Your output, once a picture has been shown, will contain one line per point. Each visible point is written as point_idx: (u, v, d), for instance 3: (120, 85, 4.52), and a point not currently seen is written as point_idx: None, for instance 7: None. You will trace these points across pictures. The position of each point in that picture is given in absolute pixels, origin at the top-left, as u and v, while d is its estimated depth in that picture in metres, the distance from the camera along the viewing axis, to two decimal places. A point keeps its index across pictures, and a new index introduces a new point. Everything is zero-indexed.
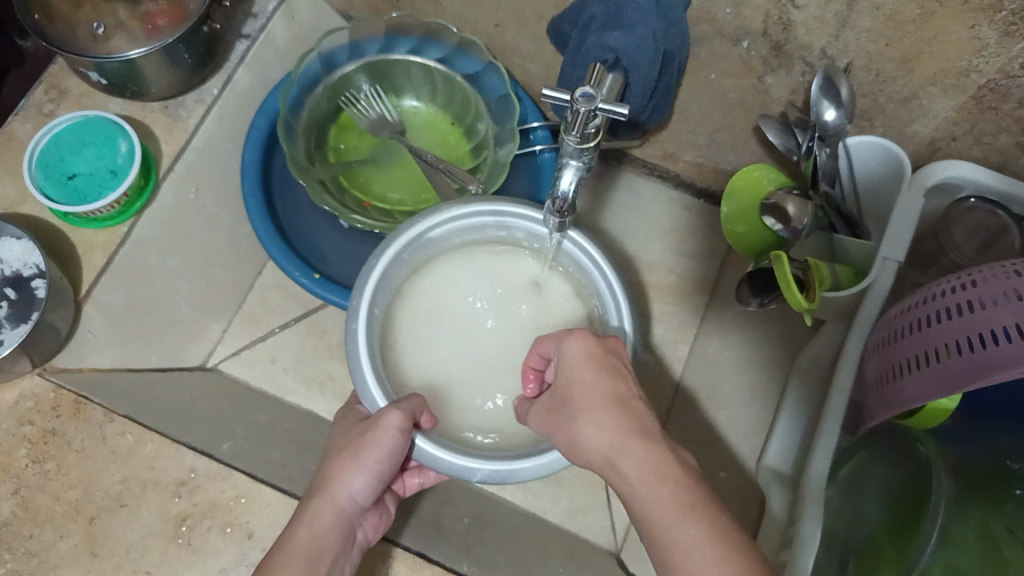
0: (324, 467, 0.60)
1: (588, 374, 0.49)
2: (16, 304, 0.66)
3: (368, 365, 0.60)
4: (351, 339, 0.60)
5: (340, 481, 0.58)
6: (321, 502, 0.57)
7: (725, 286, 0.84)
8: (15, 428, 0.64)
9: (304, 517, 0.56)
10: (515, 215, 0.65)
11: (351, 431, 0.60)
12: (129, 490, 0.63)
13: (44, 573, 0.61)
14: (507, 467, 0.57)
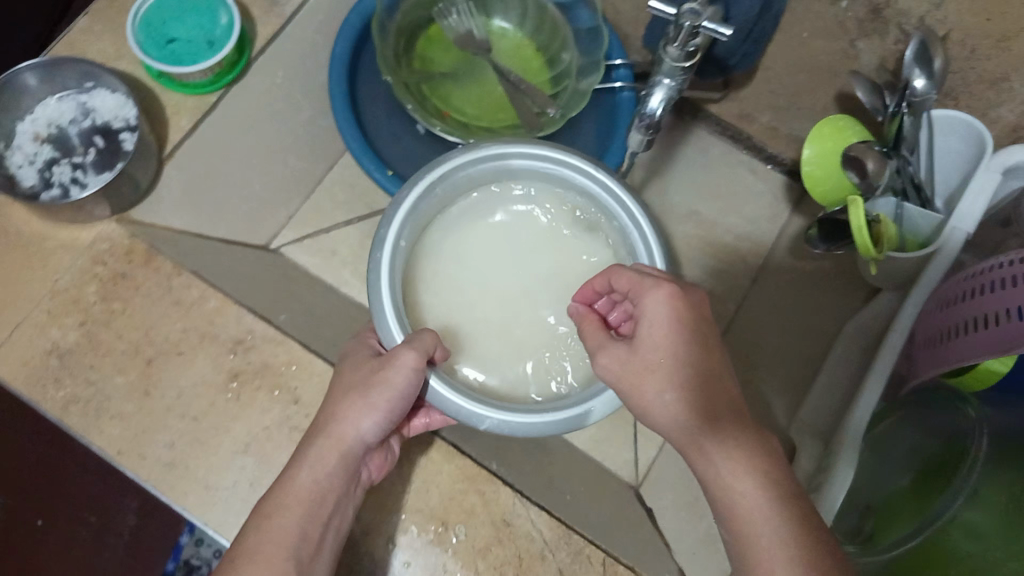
0: (328, 402, 0.61)
1: (642, 361, 0.51)
2: (103, 153, 0.69)
3: (387, 296, 0.61)
4: (372, 265, 0.61)
5: (348, 421, 0.59)
6: (319, 444, 0.59)
7: (780, 251, 0.84)
8: (87, 266, 0.66)
9: (309, 458, 0.58)
10: (554, 163, 0.65)
11: (362, 366, 0.61)
12: (187, 339, 0.66)
13: (100, 401, 0.64)
14: (517, 419, 0.59)
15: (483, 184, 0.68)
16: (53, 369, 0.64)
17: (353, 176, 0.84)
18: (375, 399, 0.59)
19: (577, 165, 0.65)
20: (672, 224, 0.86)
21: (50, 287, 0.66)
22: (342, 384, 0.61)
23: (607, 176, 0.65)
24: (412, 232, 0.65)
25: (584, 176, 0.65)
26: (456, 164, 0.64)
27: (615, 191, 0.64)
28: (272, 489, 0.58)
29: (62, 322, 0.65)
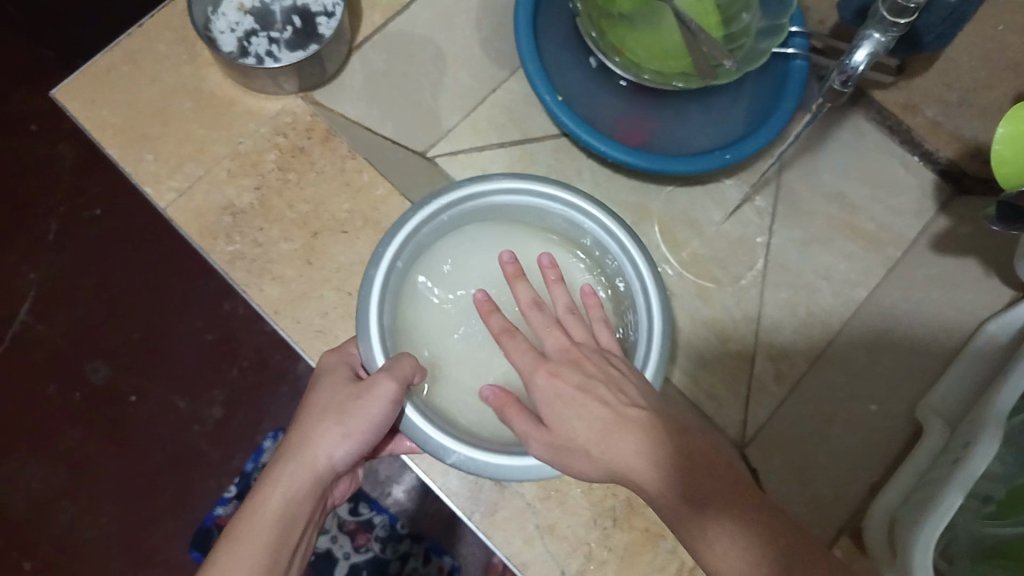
0: (297, 427, 0.56)
1: (611, 401, 0.51)
2: (298, 33, 0.72)
3: (374, 315, 0.59)
4: (367, 281, 0.60)
5: (319, 445, 0.54)
6: (287, 464, 0.54)
7: (921, 246, 0.82)
8: (269, 136, 0.70)
9: (277, 482, 0.53)
10: (546, 196, 0.64)
11: (334, 394, 0.56)
12: (352, 220, 0.69)
13: (264, 263, 0.67)
14: (483, 458, 0.57)
15: (495, 216, 0.67)
16: (224, 225, 0.68)
17: (512, 100, 0.83)
18: (353, 410, 0.55)
19: (586, 208, 0.63)
20: (813, 203, 0.84)
21: (233, 149, 0.69)
22: (307, 405, 0.57)
23: (593, 207, 0.63)
24: (411, 254, 0.63)
25: (593, 220, 0.63)
26: (472, 201, 0.64)
27: (621, 240, 0.62)
28: (243, 515, 0.52)
29: (239, 183, 0.69)
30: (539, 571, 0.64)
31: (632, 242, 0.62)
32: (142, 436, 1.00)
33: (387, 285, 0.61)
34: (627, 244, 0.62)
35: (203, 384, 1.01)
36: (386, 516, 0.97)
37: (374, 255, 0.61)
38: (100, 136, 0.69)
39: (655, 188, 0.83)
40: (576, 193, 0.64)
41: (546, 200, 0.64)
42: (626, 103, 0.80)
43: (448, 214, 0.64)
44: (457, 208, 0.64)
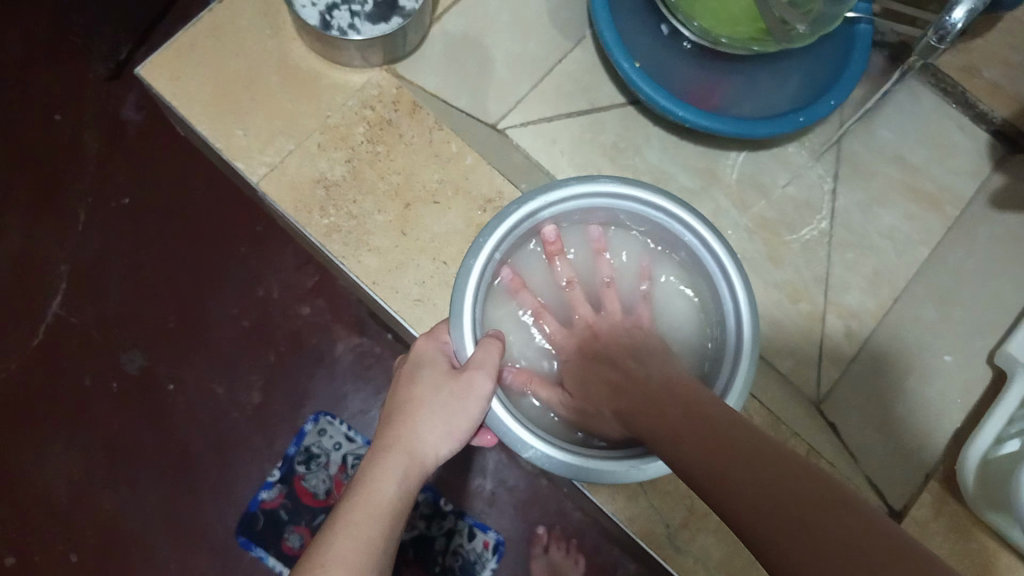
0: (400, 417, 0.58)
1: (621, 369, 0.60)
2: (380, 6, 0.72)
3: (469, 306, 0.59)
4: (465, 272, 0.59)
5: (425, 438, 0.56)
6: (395, 455, 0.56)
7: (979, 205, 0.85)
8: (357, 109, 0.71)
9: (387, 472, 0.55)
10: (652, 205, 0.63)
11: (437, 386, 0.57)
12: (443, 191, 0.70)
13: (360, 235, 0.68)
14: (560, 457, 0.57)
15: (593, 213, 0.66)
16: (318, 198, 0.68)
17: (577, 69, 0.83)
18: (455, 407, 0.56)
19: (691, 220, 0.62)
20: (874, 164, 0.86)
21: (323, 123, 0.70)
22: (409, 399, 0.58)
23: (700, 224, 0.62)
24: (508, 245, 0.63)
25: (696, 234, 0.62)
26: (577, 198, 0.63)
27: (723, 264, 0.61)
28: (353, 502, 0.53)
29: (331, 156, 0.69)
30: (642, 525, 0.66)
31: (730, 265, 0.61)
32: (184, 419, 1.00)
33: (483, 276, 0.61)
34: (728, 268, 0.61)
35: (244, 367, 1.02)
36: (430, 493, 1.01)
37: (475, 244, 0.61)
38: (188, 113, 0.70)
39: (724, 153, 0.85)
40: (682, 204, 0.62)
41: (654, 210, 0.63)
42: (697, 67, 0.81)
43: (552, 209, 0.63)
44: (562, 202, 0.63)
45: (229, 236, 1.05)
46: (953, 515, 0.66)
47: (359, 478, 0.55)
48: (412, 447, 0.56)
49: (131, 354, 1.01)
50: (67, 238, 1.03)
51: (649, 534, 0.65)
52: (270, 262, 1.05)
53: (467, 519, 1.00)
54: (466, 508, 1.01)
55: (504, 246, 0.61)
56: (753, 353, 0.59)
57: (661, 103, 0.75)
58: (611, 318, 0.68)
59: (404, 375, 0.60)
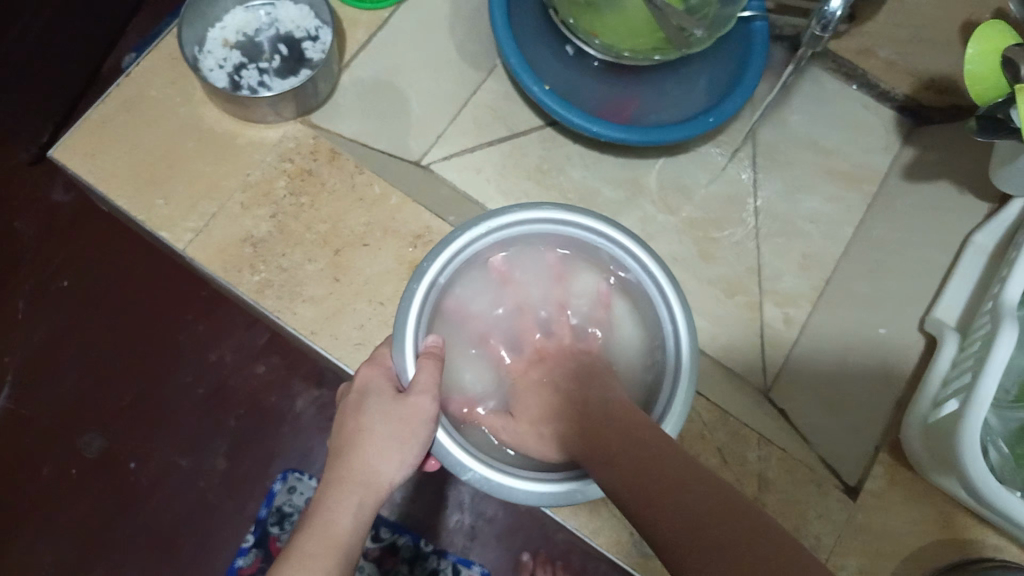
0: (349, 446, 0.57)
1: (570, 395, 0.63)
2: (287, 60, 0.74)
3: (413, 332, 0.60)
4: (408, 296, 0.61)
5: (377, 467, 0.56)
6: (349, 489, 0.55)
7: (894, 178, 0.88)
8: (276, 164, 0.71)
9: (342, 507, 0.54)
10: (592, 229, 0.65)
11: (387, 417, 0.57)
12: (371, 233, 0.70)
13: (293, 287, 0.68)
14: (498, 478, 0.58)
15: (538, 240, 0.68)
16: (248, 256, 0.69)
17: (493, 99, 0.86)
18: (406, 436, 0.56)
19: (629, 245, 0.64)
20: (789, 153, 0.89)
21: (243, 181, 0.71)
22: (358, 429, 0.57)
23: (639, 247, 0.64)
24: (451, 271, 0.64)
25: (635, 260, 0.64)
26: (520, 224, 0.65)
27: (660, 286, 0.63)
28: (310, 535, 0.53)
29: (255, 213, 0.70)
30: (608, 535, 0.67)
31: (668, 287, 0.63)
32: (148, 498, 0.98)
33: (427, 302, 0.62)
34: (666, 291, 0.63)
35: (206, 436, 1.01)
36: (409, 536, 0.98)
37: (418, 268, 0.62)
38: (107, 189, 0.69)
39: (645, 161, 0.87)
40: (623, 231, 0.64)
41: (594, 235, 0.65)
42: (606, 83, 0.83)
43: (495, 234, 0.64)
44: (505, 226, 0.64)
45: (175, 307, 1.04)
46: (908, 483, 0.68)
47: (311, 514, 0.54)
48: (363, 478, 0.55)
49: (89, 439, 0.99)
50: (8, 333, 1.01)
51: (616, 543, 0.67)
52: (224, 328, 1.05)
53: (450, 557, 0.98)
54: (447, 545, 0.99)
55: (448, 271, 0.63)
56: (692, 368, 0.61)
57: (574, 121, 0.77)
58: (561, 342, 0.72)
59: (350, 405, 0.58)
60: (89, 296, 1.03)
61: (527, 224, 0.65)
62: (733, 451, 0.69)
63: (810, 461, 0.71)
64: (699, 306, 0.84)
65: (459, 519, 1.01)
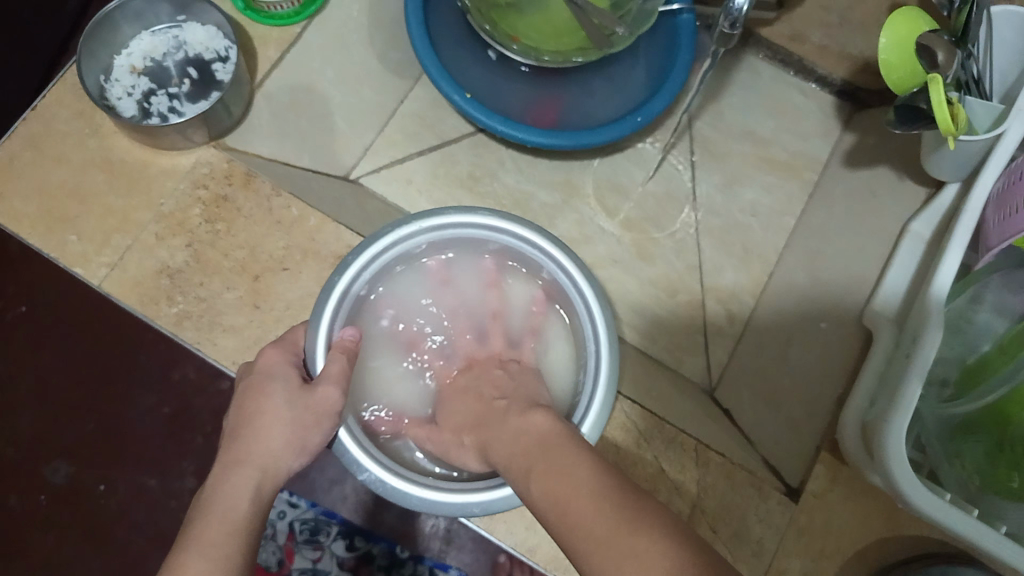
0: (248, 426, 0.54)
1: (486, 398, 0.60)
2: (196, 84, 0.73)
3: (326, 331, 0.60)
4: (328, 289, 0.61)
5: (279, 446, 0.54)
6: (247, 471, 0.53)
7: (835, 166, 0.86)
8: (190, 191, 0.70)
9: (239, 487, 0.52)
10: (523, 237, 0.64)
11: (294, 402, 0.55)
12: (291, 256, 0.69)
13: (212, 317, 0.67)
14: (394, 482, 0.58)
15: (472, 246, 0.67)
16: (164, 288, 0.68)
17: (420, 108, 0.84)
18: (309, 422, 0.55)
19: (560, 256, 0.63)
20: (726, 145, 0.87)
21: (157, 211, 0.69)
22: (256, 412, 0.55)
23: (568, 259, 0.63)
24: (376, 270, 0.64)
25: (567, 275, 0.63)
26: (454, 226, 0.64)
27: (588, 302, 0.62)
28: (207, 518, 0.50)
29: (170, 243, 0.68)
30: (547, 550, 0.67)
31: (596, 303, 0.62)
32: (123, 528, 0.97)
33: (347, 299, 0.62)
34: (594, 307, 0.62)
35: (173, 460, 0.98)
36: (383, 544, 0.94)
37: (341, 262, 0.62)
38: (16, 229, 0.68)
39: (580, 163, 0.86)
40: (556, 242, 0.63)
41: (525, 244, 0.64)
42: (532, 87, 0.82)
43: (424, 235, 0.64)
44: (436, 228, 0.64)
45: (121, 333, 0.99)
46: (849, 480, 0.67)
47: (207, 495, 0.52)
48: (262, 457, 0.53)
49: (54, 466, 0.97)
50: None
51: (555, 559, 0.67)
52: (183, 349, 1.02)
53: (426, 562, 0.94)
54: (423, 550, 0.94)
55: (373, 266, 0.63)
56: (612, 377, 0.59)
57: (498, 129, 0.75)
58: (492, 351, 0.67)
59: (252, 385, 0.56)
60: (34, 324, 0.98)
61: (457, 227, 0.64)
62: (673, 458, 0.68)
63: (745, 461, 0.69)
64: (639, 308, 0.83)
65: (434, 523, 0.96)
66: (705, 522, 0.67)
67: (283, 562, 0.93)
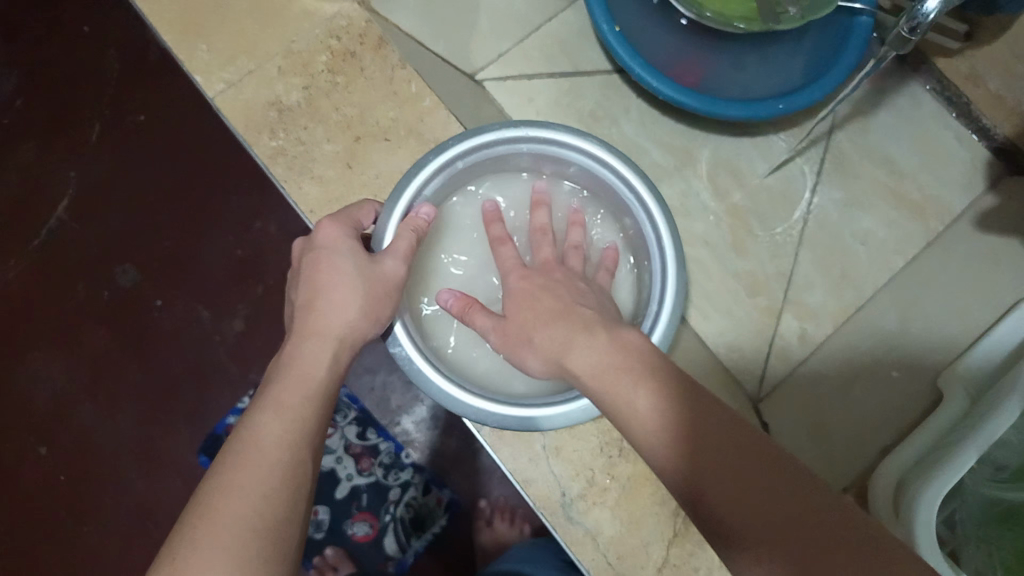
0: (315, 290, 0.55)
1: (565, 299, 0.55)
2: None
3: (407, 202, 0.62)
4: (421, 163, 0.62)
5: (348, 318, 0.54)
6: (320, 341, 0.53)
7: (964, 223, 0.79)
8: (322, 38, 0.70)
9: (310, 355, 0.52)
10: (626, 181, 0.63)
11: (364, 279, 0.56)
12: (395, 129, 0.69)
13: (305, 162, 0.68)
14: (421, 365, 0.59)
15: (576, 170, 0.67)
16: (270, 120, 0.69)
17: (565, 32, 0.83)
18: (375, 296, 0.56)
19: (654, 208, 0.62)
20: (860, 165, 0.83)
21: (286, 47, 0.70)
22: (323, 286, 0.55)
23: (662, 217, 0.62)
24: (474, 160, 0.65)
25: (655, 230, 0.62)
26: (560, 143, 0.64)
27: (665, 265, 0.61)
28: (283, 382, 0.50)
29: (289, 81, 0.69)
30: (540, 488, 0.69)
31: (672, 266, 0.61)
32: (169, 344, 1.09)
33: (438, 179, 0.64)
34: (670, 271, 0.60)
35: (232, 299, 1.10)
36: (391, 444, 1.08)
37: (443, 142, 0.63)
38: (152, 20, 0.69)
39: (704, 135, 0.83)
40: (656, 197, 0.63)
41: (625, 187, 0.64)
42: (684, 42, 0.79)
43: (531, 144, 0.65)
44: (545, 142, 0.65)
45: (222, 174, 1.13)
46: None
47: (282, 361, 0.52)
48: (325, 328, 0.54)
49: (125, 269, 1.11)
50: (82, 154, 1.13)
51: (545, 499, 0.69)
52: (272, 206, 1.12)
53: (423, 475, 1.08)
54: (426, 463, 1.08)
55: (469, 156, 0.64)
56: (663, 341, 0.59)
57: (635, 71, 0.72)
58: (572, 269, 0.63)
59: (317, 253, 0.56)
60: (159, 141, 1.13)
61: (567, 148, 0.65)
62: None
63: None
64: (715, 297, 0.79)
65: (444, 444, 1.09)
66: None
67: None
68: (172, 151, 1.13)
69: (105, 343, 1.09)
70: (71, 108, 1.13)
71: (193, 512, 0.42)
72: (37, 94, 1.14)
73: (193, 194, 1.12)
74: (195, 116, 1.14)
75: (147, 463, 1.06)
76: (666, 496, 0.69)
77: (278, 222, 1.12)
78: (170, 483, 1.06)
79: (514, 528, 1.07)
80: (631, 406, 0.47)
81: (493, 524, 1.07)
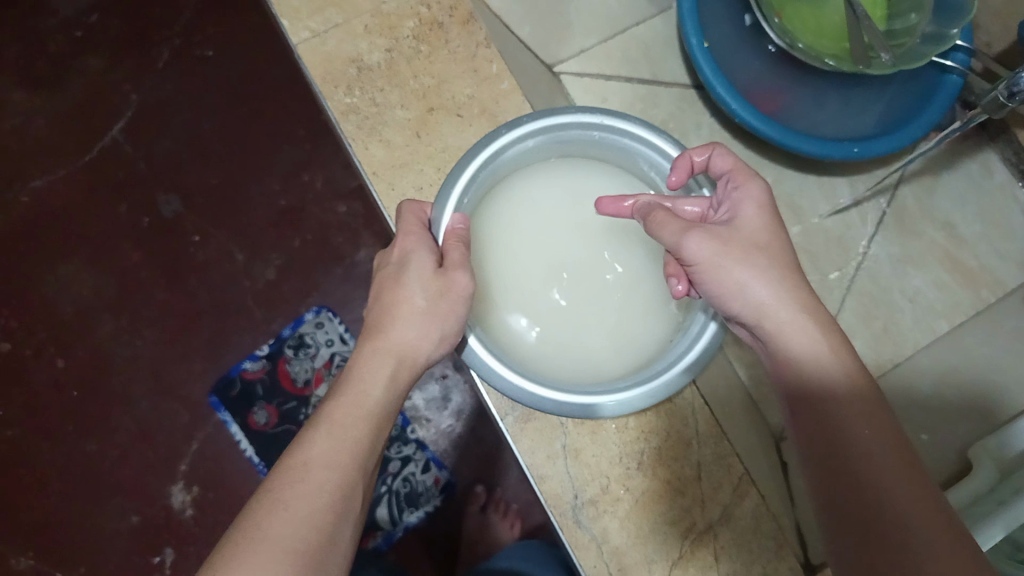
0: (379, 308, 0.59)
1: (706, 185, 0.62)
2: None
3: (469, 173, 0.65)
4: (493, 136, 0.65)
5: (413, 334, 0.58)
6: (383, 357, 0.57)
7: (1016, 298, 0.76)
8: (413, 5, 0.74)
9: (374, 375, 0.56)
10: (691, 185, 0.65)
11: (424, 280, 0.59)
12: (468, 107, 0.73)
13: (378, 122, 0.73)
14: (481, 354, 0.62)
15: (645, 164, 0.69)
16: (349, 76, 0.73)
17: (650, 38, 0.84)
18: (440, 309, 0.59)
19: None
20: (921, 224, 0.81)
21: (377, 7, 0.74)
22: (394, 300, 0.58)
23: None
24: (542, 141, 0.68)
25: None
26: (632, 137, 0.66)
27: None
28: (337, 405, 0.53)
29: (374, 41, 0.73)
30: (553, 487, 0.69)
31: None
32: (198, 277, 1.10)
33: (504, 153, 0.66)
34: None
35: (268, 246, 1.11)
36: (400, 417, 1.09)
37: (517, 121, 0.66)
38: None
39: (770, 164, 0.83)
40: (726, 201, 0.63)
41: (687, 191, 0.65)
42: (770, 71, 0.80)
43: (603, 134, 0.67)
44: (619, 136, 0.66)
45: (279, 121, 1.13)
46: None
47: (345, 376, 0.56)
48: (380, 345, 0.57)
49: (168, 199, 1.12)
50: (148, 78, 1.14)
51: (556, 498, 0.69)
52: (325, 160, 1.13)
53: (426, 453, 1.09)
54: (429, 442, 1.09)
55: (539, 136, 0.66)
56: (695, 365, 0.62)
57: (716, 89, 0.71)
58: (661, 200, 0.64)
59: (386, 274, 0.60)
60: (225, 78, 1.14)
61: (638, 144, 0.66)
62: (712, 474, 0.70)
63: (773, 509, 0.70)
64: None
65: (450, 425, 1.10)
66: (711, 548, 0.69)
67: (310, 383, 1.09)
68: (234, 90, 1.13)
69: (136, 264, 1.10)
70: (144, 30, 1.14)
71: (254, 519, 0.46)
72: (113, 10, 1.15)
73: (247, 136, 1.13)
74: (265, 59, 1.14)
75: (156, 389, 1.07)
76: (678, 517, 0.69)
77: (326, 177, 1.13)
78: (175, 413, 1.07)
79: (505, 522, 1.07)
80: (842, 484, 0.48)
81: (487, 513, 1.07)
